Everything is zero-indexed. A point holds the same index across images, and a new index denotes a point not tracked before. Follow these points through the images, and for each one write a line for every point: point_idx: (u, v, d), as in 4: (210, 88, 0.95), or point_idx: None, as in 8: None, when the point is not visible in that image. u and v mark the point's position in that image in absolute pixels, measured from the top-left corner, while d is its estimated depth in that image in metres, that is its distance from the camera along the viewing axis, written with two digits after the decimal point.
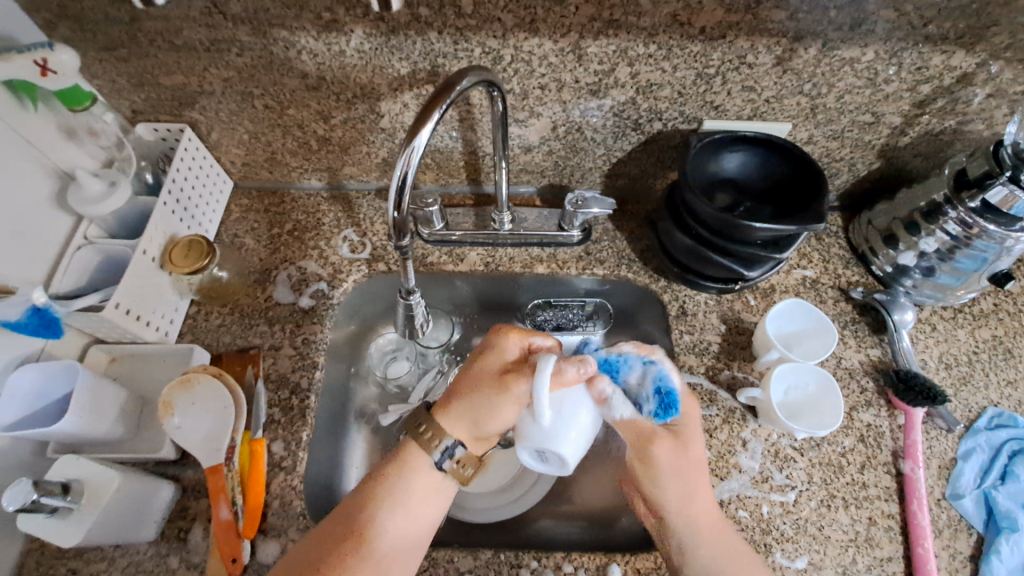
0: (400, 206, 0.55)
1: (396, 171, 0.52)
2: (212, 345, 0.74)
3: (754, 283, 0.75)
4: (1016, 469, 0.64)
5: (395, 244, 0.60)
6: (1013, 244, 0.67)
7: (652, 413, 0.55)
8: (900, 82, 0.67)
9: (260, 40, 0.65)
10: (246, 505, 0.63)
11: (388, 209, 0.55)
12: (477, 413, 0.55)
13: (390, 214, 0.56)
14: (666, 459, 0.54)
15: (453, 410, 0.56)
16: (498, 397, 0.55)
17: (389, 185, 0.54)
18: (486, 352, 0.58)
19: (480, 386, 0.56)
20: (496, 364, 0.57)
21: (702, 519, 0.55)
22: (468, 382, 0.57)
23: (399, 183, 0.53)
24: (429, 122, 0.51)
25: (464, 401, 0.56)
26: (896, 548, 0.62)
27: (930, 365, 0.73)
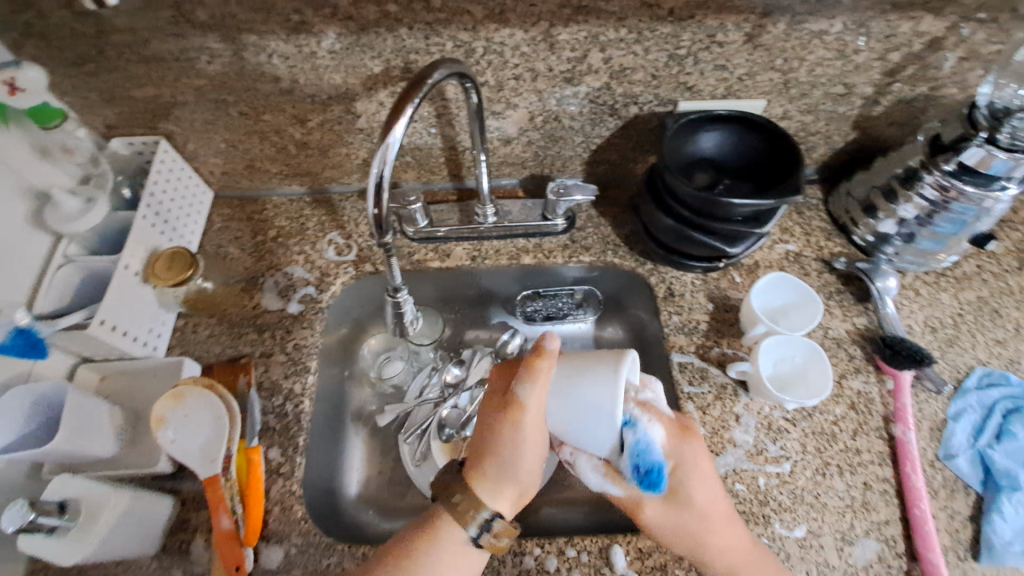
0: (381, 205, 0.54)
1: (374, 169, 0.52)
2: (202, 357, 0.74)
3: (737, 260, 0.76)
4: (1012, 428, 0.66)
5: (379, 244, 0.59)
6: (992, 204, 0.68)
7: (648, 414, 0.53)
8: (870, 52, 0.67)
9: (229, 46, 0.64)
10: (246, 512, 0.62)
11: (369, 207, 0.54)
12: (509, 466, 0.54)
13: (370, 212, 0.55)
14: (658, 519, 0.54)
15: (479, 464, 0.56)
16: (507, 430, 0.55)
17: (368, 184, 0.53)
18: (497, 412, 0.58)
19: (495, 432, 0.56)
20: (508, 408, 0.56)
21: (740, 563, 0.55)
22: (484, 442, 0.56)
23: (377, 181, 0.52)
24: (403, 118, 0.50)
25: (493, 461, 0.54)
26: (892, 511, 0.63)
27: (916, 329, 0.74)
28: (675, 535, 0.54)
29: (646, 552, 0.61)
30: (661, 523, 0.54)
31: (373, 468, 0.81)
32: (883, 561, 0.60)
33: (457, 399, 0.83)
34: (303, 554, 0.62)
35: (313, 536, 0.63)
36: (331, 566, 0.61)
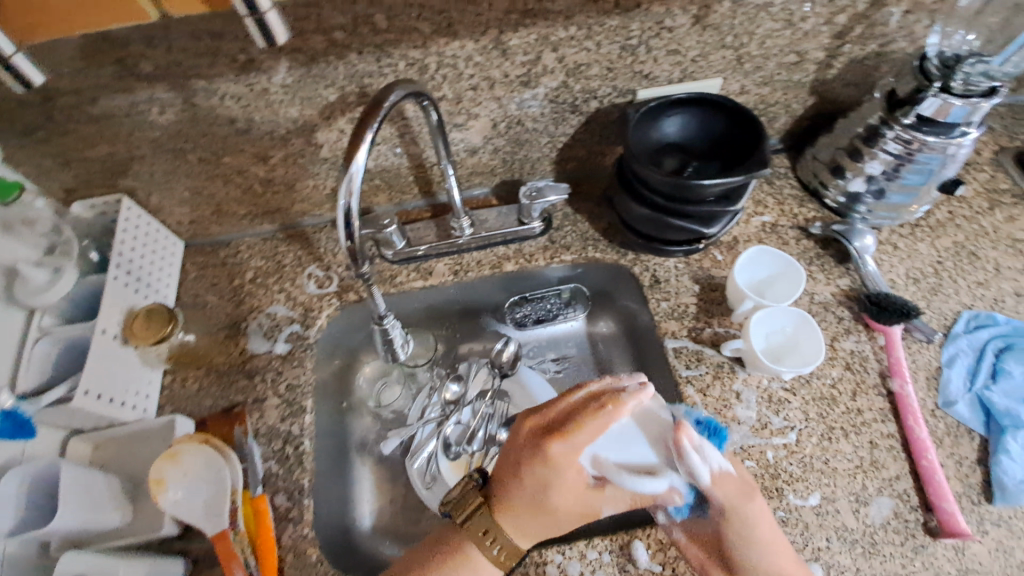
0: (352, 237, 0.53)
1: (340, 204, 0.50)
2: (194, 411, 0.72)
3: (716, 239, 0.76)
4: (1006, 366, 0.67)
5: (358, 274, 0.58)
6: (956, 150, 0.69)
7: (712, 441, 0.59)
8: (816, 17, 0.68)
9: (179, 94, 0.63)
10: (261, 562, 0.61)
11: (340, 242, 0.53)
12: (548, 505, 0.53)
13: (343, 243, 0.53)
14: (760, 514, 0.54)
15: (504, 501, 0.55)
16: (559, 481, 0.53)
17: (336, 218, 0.51)
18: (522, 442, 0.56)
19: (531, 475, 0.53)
20: (549, 445, 0.54)
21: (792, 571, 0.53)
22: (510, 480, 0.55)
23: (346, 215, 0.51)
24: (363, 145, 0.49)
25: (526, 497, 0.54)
26: (902, 465, 0.63)
27: (898, 283, 0.75)
28: (761, 528, 0.53)
29: (667, 543, 0.61)
30: (762, 513, 0.54)
31: (385, 498, 0.80)
32: (900, 517, 0.60)
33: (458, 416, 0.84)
34: None
35: None
36: None
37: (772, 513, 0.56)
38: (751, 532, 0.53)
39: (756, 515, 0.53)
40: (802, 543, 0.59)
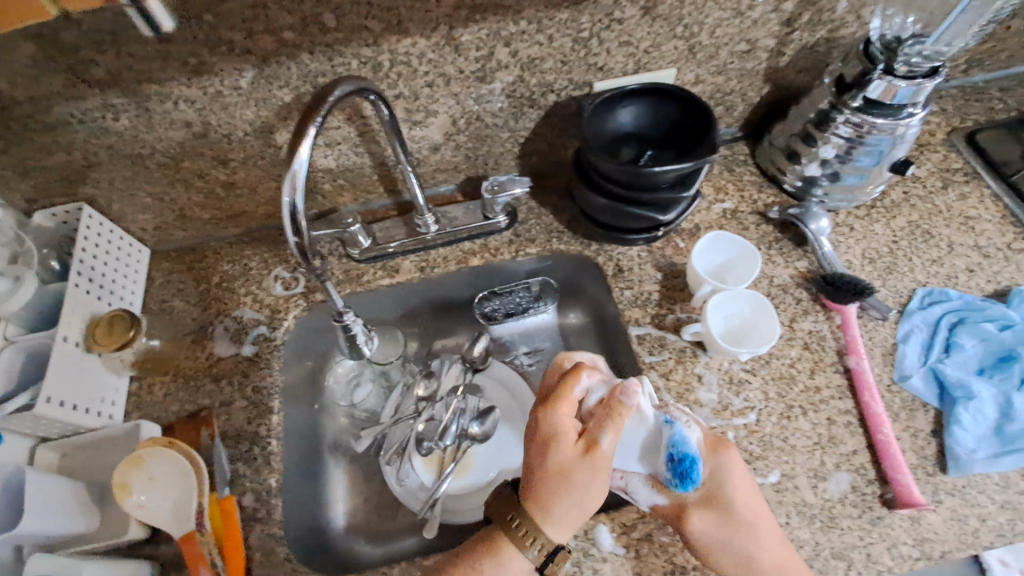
0: (300, 230, 0.50)
1: (285, 193, 0.48)
2: (162, 416, 0.73)
3: (676, 226, 0.77)
4: (959, 340, 0.68)
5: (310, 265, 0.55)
6: (904, 130, 0.70)
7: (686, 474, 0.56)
8: (763, 6, 0.69)
9: (131, 100, 0.63)
10: (228, 563, 0.62)
11: (288, 235, 0.50)
12: (578, 496, 0.54)
13: (290, 241, 0.51)
14: (705, 527, 0.55)
15: (545, 505, 0.54)
16: (600, 473, 0.55)
17: (281, 214, 0.48)
18: (551, 441, 0.56)
19: (571, 472, 0.54)
20: (566, 441, 0.56)
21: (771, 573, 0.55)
22: (547, 482, 0.55)
23: (291, 207, 0.48)
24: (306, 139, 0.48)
25: (557, 493, 0.54)
26: (859, 440, 0.65)
27: (855, 263, 0.76)
28: (723, 545, 0.55)
29: (631, 526, 0.62)
30: (707, 528, 0.55)
31: (359, 496, 0.81)
32: (857, 490, 0.62)
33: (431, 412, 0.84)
34: None
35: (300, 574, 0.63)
36: None
37: (753, 521, 0.55)
38: (705, 547, 0.55)
39: (700, 532, 0.55)
40: None
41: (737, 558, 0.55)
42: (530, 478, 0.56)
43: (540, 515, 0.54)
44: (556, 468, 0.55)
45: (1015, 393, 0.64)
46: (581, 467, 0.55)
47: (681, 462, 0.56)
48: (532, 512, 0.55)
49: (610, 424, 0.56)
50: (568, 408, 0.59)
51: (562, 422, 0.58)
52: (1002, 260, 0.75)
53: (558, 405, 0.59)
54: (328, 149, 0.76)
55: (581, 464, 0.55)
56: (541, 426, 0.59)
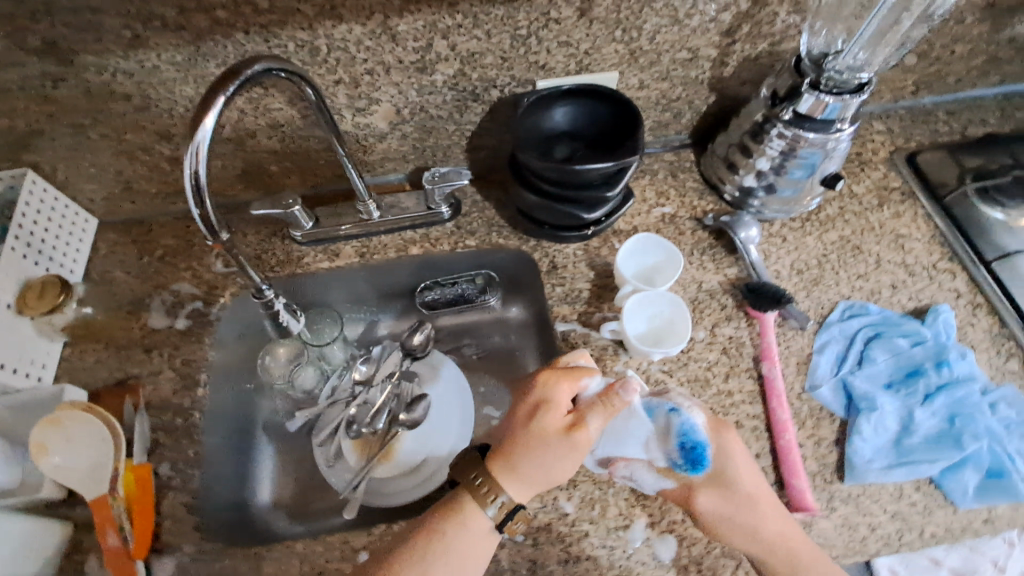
0: (203, 204, 0.50)
1: (187, 164, 0.48)
2: (90, 383, 0.74)
3: (608, 225, 0.79)
4: (872, 354, 0.70)
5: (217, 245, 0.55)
6: (834, 144, 0.72)
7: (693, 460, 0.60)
8: (702, 15, 0.70)
9: (68, 69, 0.64)
10: (134, 528, 0.64)
11: (190, 208, 0.50)
12: (545, 468, 0.58)
13: (194, 214, 0.51)
14: (711, 503, 0.59)
15: (516, 467, 0.58)
16: (573, 452, 0.58)
17: (183, 186, 0.49)
18: (540, 411, 0.60)
19: (549, 445, 0.58)
20: (553, 416, 0.59)
21: (774, 552, 0.58)
22: (524, 448, 0.58)
23: (193, 179, 0.49)
24: (212, 110, 0.49)
25: (527, 459, 0.58)
26: (763, 445, 0.66)
27: (783, 273, 0.78)
28: (728, 521, 0.59)
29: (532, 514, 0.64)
30: (714, 505, 0.59)
31: (287, 475, 0.83)
32: None
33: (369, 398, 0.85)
34: (197, 561, 0.63)
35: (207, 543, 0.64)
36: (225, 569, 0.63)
37: (752, 498, 0.59)
38: (712, 523, 0.59)
39: (708, 508, 0.59)
40: (658, 516, 0.63)
41: (740, 536, 0.58)
42: (508, 441, 0.60)
43: (503, 474, 0.58)
44: (535, 436, 0.58)
45: (918, 407, 0.66)
46: (558, 442, 0.58)
47: (691, 450, 0.60)
48: (496, 469, 0.58)
49: (599, 409, 0.60)
50: (568, 387, 0.62)
51: (556, 397, 0.61)
52: (926, 278, 0.77)
53: (559, 381, 0.62)
54: (271, 131, 0.77)
55: (561, 441, 0.58)
56: (535, 393, 0.62)
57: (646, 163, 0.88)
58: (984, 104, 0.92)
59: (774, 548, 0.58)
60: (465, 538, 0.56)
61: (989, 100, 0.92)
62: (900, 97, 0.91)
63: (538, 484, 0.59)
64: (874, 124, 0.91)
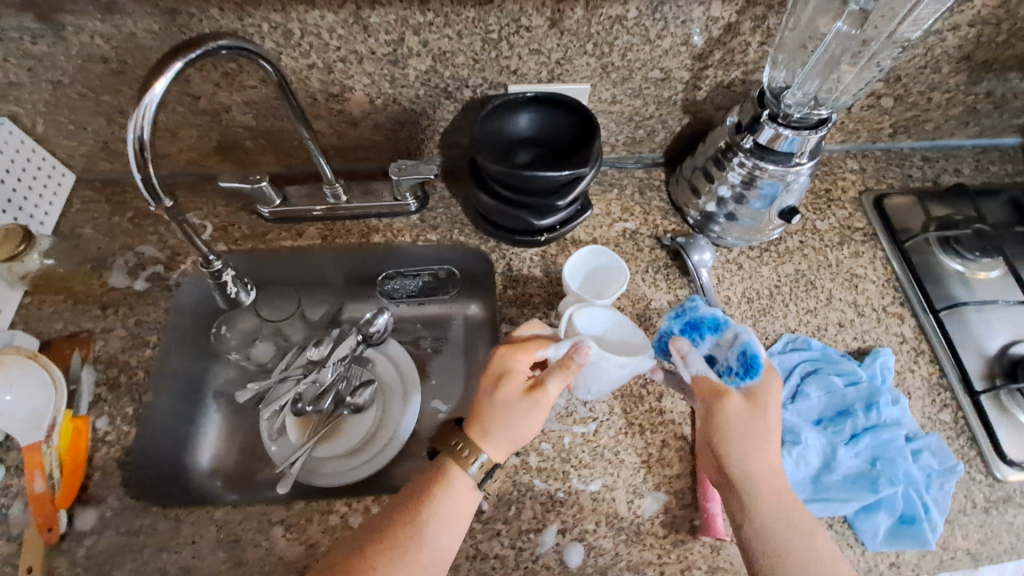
0: (146, 169, 0.53)
1: (132, 127, 0.51)
2: (44, 332, 0.76)
3: (561, 234, 0.80)
4: (807, 389, 0.70)
5: (161, 211, 0.58)
6: (795, 177, 0.72)
7: (736, 374, 0.64)
8: (672, 37, 0.71)
9: (48, 26, 0.66)
10: (64, 476, 0.66)
11: (132, 171, 0.53)
12: (512, 428, 0.60)
13: (136, 176, 0.54)
14: (730, 417, 0.60)
15: (486, 429, 0.60)
16: (538, 410, 0.61)
17: (127, 147, 0.52)
18: (502, 377, 0.62)
19: (514, 407, 0.60)
20: (514, 383, 0.62)
21: (763, 477, 0.58)
22: (492, 409, 0.61)
23: (137, 143, 0.52)
24: (165, 76, 0.51)
25: (496, 423, 0.60)
26: (684, 465, 0.67)
27: (732, 300, 0.78)
28: (739, 435, 0.59)
29: None
30: (735, 420, 0.60)
31: (230, 444, 0.83)
32: (669, 511, 0.65)
33: (324, 377, 0.86)
34: (118, 516, 0.65)
35: (130, 499, 0.66)
36: (144, 526, 0.64)
37: (772, 434, 0.60)
38: (723, 433, 0.60)
39: (726, 420, 0.60)
40: (572, 523, 0.64)
41: (743, 450, 0.59)
42: (477, 404, 0.62)
43: (476, 438, 0.60)
44: (500, 402, 0.61)
45: (842, 446, 0.66)
46: (521, 402, 0.61)
47: (748, 362, 0.63)
48: (471, 435, 0.61)
49: (556, 373, 0.61)
50: (525, 355, 0.63)
51: (516, 363, 0.62)
52: (874, 320, 0.77)
53: (517, 351, 0.64)
54: (247, 107, 0.78)
55: (525, 403, 0.61)
56: (495, 365, 0.64)
57: (616, 178, 0.89)
58: (960, 154, 0.93)
59: (763, 474, 0.58)
60: (452, 498, 0.59)
61: (965, 151, 0.93)
62: (877, 139, 0.91)
63: (510, 444, 0.61)
64: (848, 162, 0.91)
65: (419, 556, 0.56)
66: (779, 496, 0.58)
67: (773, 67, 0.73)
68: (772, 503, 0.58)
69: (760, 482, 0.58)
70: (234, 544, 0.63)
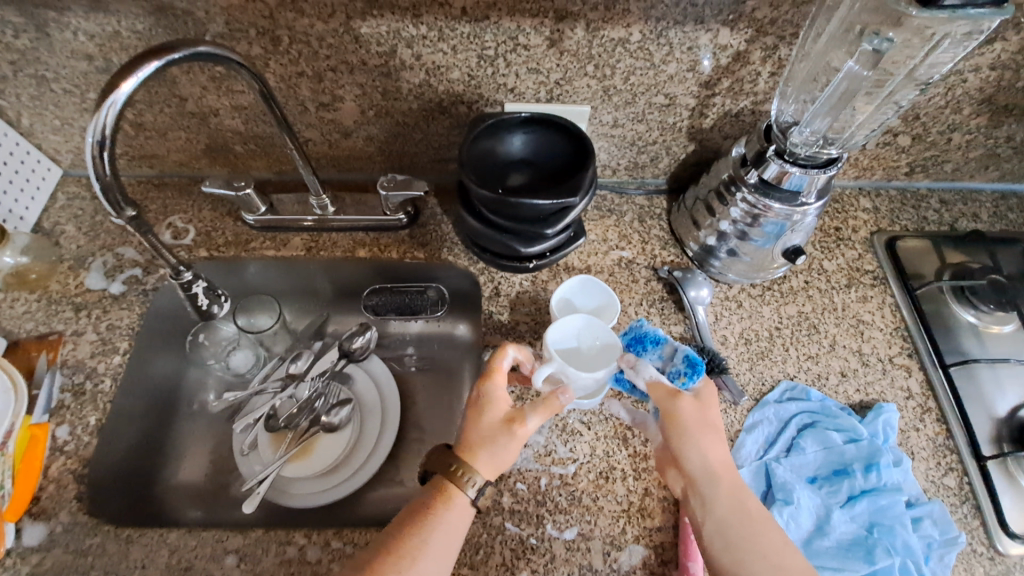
0: (106, 176, 0.51)
1: (92, 129, 0.49)
2: (13, 332, 0.74)
3: (553, 261, 0.77)
4: (802, 443, 0.66)
5: (123, 220, 0.56)
6: (801, 218, 0.68)
7: (685, 376, 0.66)
8: (678, 62, 0.68)
9: (31, 22, 0.64)
10: (15, 487, 0.63)
11: (91, 177, 0.51)
12: (498, 451, 0.57)
13: (94, 180, 0.51)
14: (688, 412, 0.59)
15: (472, 448, 0.57)
16: (523, 435, 0.58)
17: (87, 147, 0.50)
18: (487, 402, 0.60)
19: (500, 430, 0.58)
20: (498, 406, 0.59)
21: (722, 471, 0.57)
22: (477, 434, 0.58)
23: (96, 147, 0.49)
24: (133, 77, 0.49)
25: (484, 445, 0.57)
26: (667, 517, 0.63)
27: (729, 340, 0.74)
28: (694, 431, 0.58)
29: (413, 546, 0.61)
30: (689, 415, 0.59)
31: (201, 455, 0.80)
32: (646, 567, 0.61)
33: (302, 392, 0.83)
34: (68, 533, 0.62)
35: (82, 515, 0.63)
36: (92, 546, 0.61)
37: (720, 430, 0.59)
38: (682, 429, 0.58)
39: (683, 417, 0.58)
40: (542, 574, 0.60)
41: (701, 444, 0.57)
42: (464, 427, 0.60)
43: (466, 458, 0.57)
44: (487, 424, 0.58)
45: (837, 509, 0.62)
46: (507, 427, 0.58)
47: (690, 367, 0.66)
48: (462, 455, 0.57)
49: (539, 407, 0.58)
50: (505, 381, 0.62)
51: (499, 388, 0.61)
52: (879, 371, 0.73)
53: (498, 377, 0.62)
54: (235, 111, 0.76)
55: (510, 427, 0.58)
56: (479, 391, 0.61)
57: (615, 204, 0.85)
58: (980, 199, 0.88)
59: (722, 467, 0.57)
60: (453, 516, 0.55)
61: (985, 195, 0.89)
62: (892, 177, 0.87)
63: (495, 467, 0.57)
64: (860, 200, 0.87)
65: (429, 568, 0.52)
66: (738, 489, 0.56)
67: (783, 100, 0.69)
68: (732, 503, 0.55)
69: (716, 481, 0.56)
70: (184, 572, 0.60)
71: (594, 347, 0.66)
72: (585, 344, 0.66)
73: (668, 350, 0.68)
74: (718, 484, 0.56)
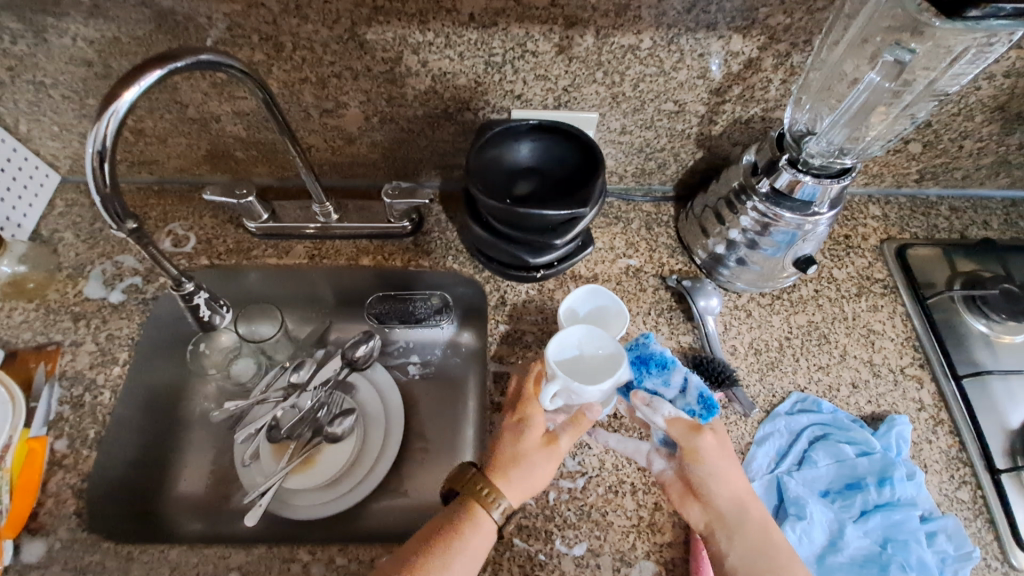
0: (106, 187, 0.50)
1: (92, 139, 0.47)
2: (10, 342, 0.73)
3: (559, 270, 0.76)
4: (814, 456, 0.65)
5: (123, 232, 0.55)
6: (812, 227, 0.67)
7: (699, 416, 0.65)
8: (688, 69, 0.67)
9: (29, 28, 0.63)
10: (13, 502, 0.62)
11: (90, 189, 0.50)
12: (528, 476, 0.58)
13: (94, 192, 0.50)
14: (711, 445, 0.59)
15: (505, 472, 0.58)
16: (554, 465, 0.59)
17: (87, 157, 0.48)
18: (523, 426, 0.60)
19: (534, 455, 0.59)
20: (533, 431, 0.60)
21: (746, 503, 0.57)
22: (511, 457, 0.59)
23: (96, 157, 0.48)
24: (135, 86, 0.47)
25: (517, 469, 0.58)
26: (677, 533, 0.62)
27: (738, 351, 0.73)
28: (719, 464, 0.58)
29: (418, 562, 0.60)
30: (712, 448, 0.58)
31: (201, 467, 0.78)
32: None
33: (305, 401, 0.81)
34: (67, 550, 0.61)
35: (81, 532, 0.62)
36: (92, 563, 0.60)
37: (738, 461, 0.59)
38: (708, 463, 0.58)
39: (707, 450, 0.58)
40: None
41: (726, 477, 0.58)
42: (497, 446, 0.60)
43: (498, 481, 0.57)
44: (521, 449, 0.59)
45: (850, 524, 0.61)
46: (542, 452, 0.59)
47: (704, 400, 0.65)
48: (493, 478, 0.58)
49: (572, 429, 0.60)
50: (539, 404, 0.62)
51: (535, 412, 0.61)
52: (891, 382, 0.72)
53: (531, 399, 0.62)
54: (237, 117, 0.75)
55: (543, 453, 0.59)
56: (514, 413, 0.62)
57: (622, 211, 0.84)
58: (989, 206, 0.87)
59: (746, 499, 0.57)
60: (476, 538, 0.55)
61: (994, 202, 0.88)
62: (902, 184, 0.86)
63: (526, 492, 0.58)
64: (870, 208, 0.86)
65: None
66: (765, 519, 0.56)
67: (796, 108, 0.67)
68: (761, 537, 0.55)
69: (742, 514, 0.56)
70: None
71: (597, 357, 0.65)
72: (587, 353, 0.65)
73: (678, 377, 0.67)
74: (745, 517, 0.56)
